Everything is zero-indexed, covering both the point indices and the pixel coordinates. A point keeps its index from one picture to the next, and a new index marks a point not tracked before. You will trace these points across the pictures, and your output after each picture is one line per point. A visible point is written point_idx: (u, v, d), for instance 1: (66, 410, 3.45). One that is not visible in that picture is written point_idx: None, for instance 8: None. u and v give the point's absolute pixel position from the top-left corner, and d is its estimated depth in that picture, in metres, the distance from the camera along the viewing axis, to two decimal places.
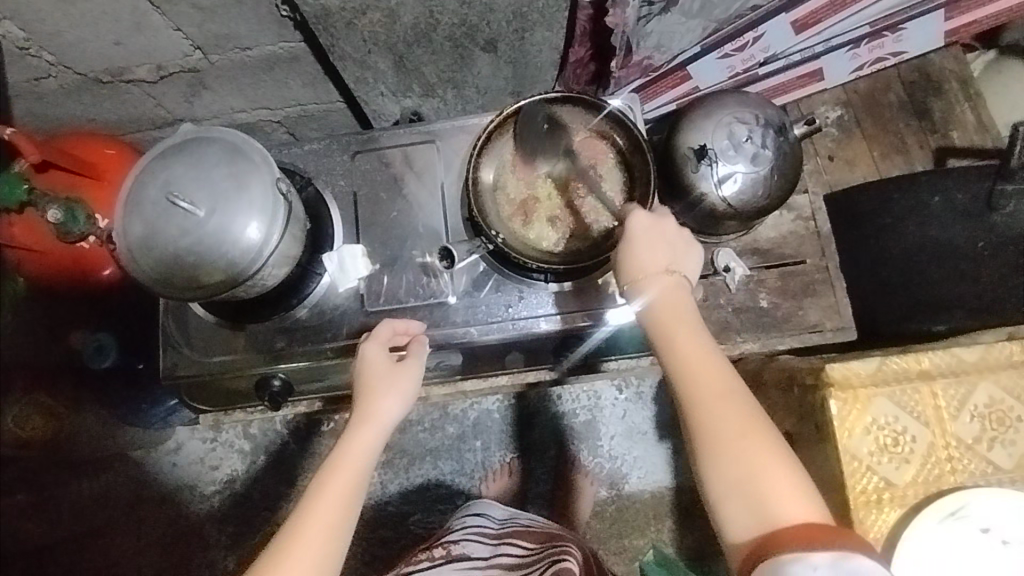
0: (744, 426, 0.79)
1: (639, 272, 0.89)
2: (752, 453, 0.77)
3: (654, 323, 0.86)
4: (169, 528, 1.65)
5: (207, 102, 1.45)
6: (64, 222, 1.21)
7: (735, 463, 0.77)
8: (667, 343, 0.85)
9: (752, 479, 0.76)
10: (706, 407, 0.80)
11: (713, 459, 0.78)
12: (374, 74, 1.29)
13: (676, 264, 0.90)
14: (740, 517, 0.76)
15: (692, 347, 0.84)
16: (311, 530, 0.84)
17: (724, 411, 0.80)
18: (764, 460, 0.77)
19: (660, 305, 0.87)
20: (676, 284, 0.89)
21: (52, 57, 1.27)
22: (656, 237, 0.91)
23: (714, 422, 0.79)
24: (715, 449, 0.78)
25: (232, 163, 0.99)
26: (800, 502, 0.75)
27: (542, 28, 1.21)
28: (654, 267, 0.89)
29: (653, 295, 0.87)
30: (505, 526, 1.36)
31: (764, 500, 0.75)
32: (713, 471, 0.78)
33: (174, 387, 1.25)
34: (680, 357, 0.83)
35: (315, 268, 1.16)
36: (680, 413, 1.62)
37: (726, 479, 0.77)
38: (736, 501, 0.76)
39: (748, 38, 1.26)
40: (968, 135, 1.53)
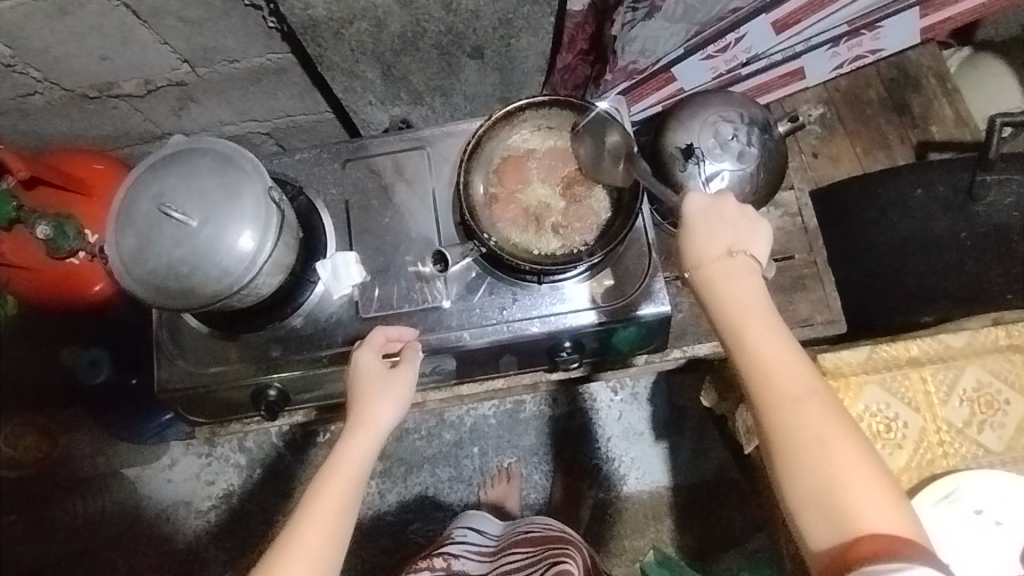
0: (824, 417, 0.74)
1: (705, 262, 0.85)
2: (832, 449, 0.73)
3: (721, 309, 0.83)
4: (166, 545, 1.63)
5: (196, 115, 1.45)
6: (54, 237, 1.22)
7: (813, 462, 0.73)
8: (737, 335, 0.81)
9: (833, 480, 0.72)
10: (780, 397, 0.76)
11: (787, 450, 0.75)
12: (362, 84, 1.30)
13: (743, 248, 0.86)
14: (816, 513, 0.72)
15: (763, 336, 0.80)
16: (312, 534, 0.84)
17: (802, 403, 0.76)
18: (844, 455, 0.73)
19: (727, 291, 0.83)
20: (744, 269, 0.84)
21: (38, 73, 1.27)
22: (720, 222, 0.87)
23: (790, 414, 0.75)
24: (791, 440, 0.75)
25: (225, 172, 0.99)
26: (882, 503, 0.71)
27: (528, 34, 1.22)
28: (720, 255, 0.85)
29: (719, 282, 0.84)
30: (503, 538, 1.38)
31: (839, 496, 0.71)
32: (786, 462, 0.75)
33: (168, 400, 1.24)
34: (750, 346, 0.80)
35: (309, 276, 1.17)
36: (675, 412, 1.63)
37: (799, 472, 0.74)
38: (815, 502, 0.72)
39: (730, 39, 1.29)
40: (948, 129, 1.56)
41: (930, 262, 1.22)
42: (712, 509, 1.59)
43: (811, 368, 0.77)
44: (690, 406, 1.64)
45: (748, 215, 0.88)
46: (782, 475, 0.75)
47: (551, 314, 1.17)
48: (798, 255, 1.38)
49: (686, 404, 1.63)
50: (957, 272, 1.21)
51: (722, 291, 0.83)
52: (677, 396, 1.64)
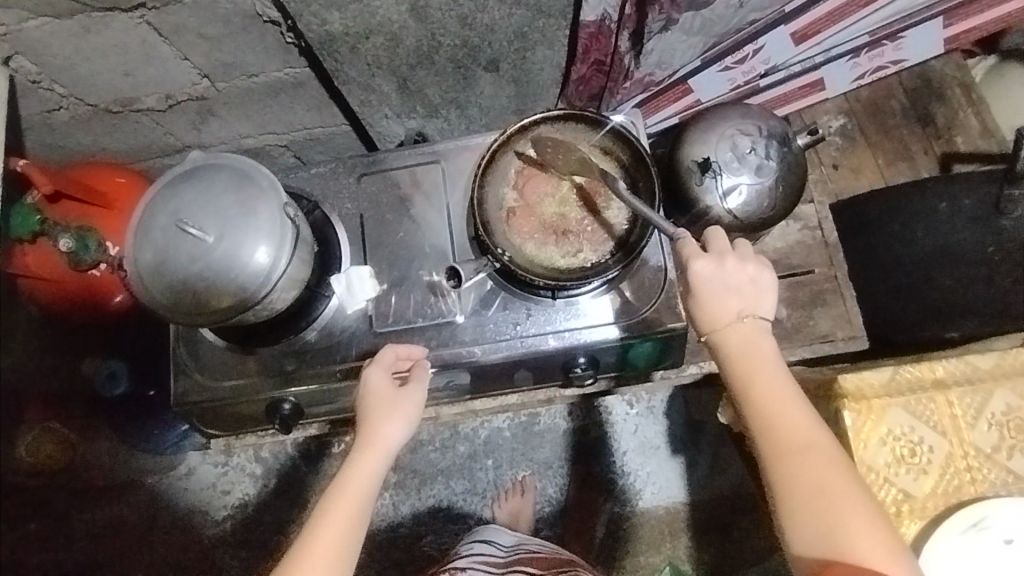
0: (822, 466, 0.77)
1: (715, 318, 0.88)
2: (829, 495, 0.76)
3: (732, 363, 0.86)
4: (182, 554, 1.64)
5: (215, 129, 1.47)
6: (75, 250, 1.23)
7: (809, 503, 0.76)
8: (743, 385, 0.84)
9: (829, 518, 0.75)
10: (780, 448, 0.79)
11: (787, 498, 0.78)
12: (378, 97, 1.31)
13: (753, 305, 0.88)
14: (812, 551, 0.75)
15: (767, 391, 0.83)
16: (315, 557, 0.84)
17: (802, 455, 0.79)
18: (841, 502, 0.75)
19: (738, 347, 0.86)
20: (754, 327, 0.87)
21: (63, 89, 1.30)
22: (728, 277, 0.88)
23: (790, 463, 0.79)
24: (790, 485, 0.78)
25: (240, 189, 1.00)
26: (876, 545, 0.73)
27: (543, 47, 1.22)
28: (730, 311, 0.87)
29: (730, 337, 0.87)
30: (512, 553, 1.33)
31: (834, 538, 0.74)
32: (785, 506, 0.78)
33: (184, 413, 1.25)
34: (754, 399, 0.83)
35: (323, 290, 1.17)
36: (692, 427, 1.61)
37: (798, 515, 0.76)
38: (811, 538, 0.75)
39: (748, 50, 1.27)
40: (973, 141, 1.52)
41: (955, 278, 1.19)
42: (730, 526, 1.56)
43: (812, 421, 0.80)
44: (708, 421, 1.61)
45: (757, 269, 0.88)
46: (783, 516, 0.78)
47: (565, 330, 1.16)
48: (818, 268, 1.37)
49: (704, 419, 1.61)
50: (983, 289, 1.18)
51: (730, 348, 0.86)
52: (694, 409, 1.62)
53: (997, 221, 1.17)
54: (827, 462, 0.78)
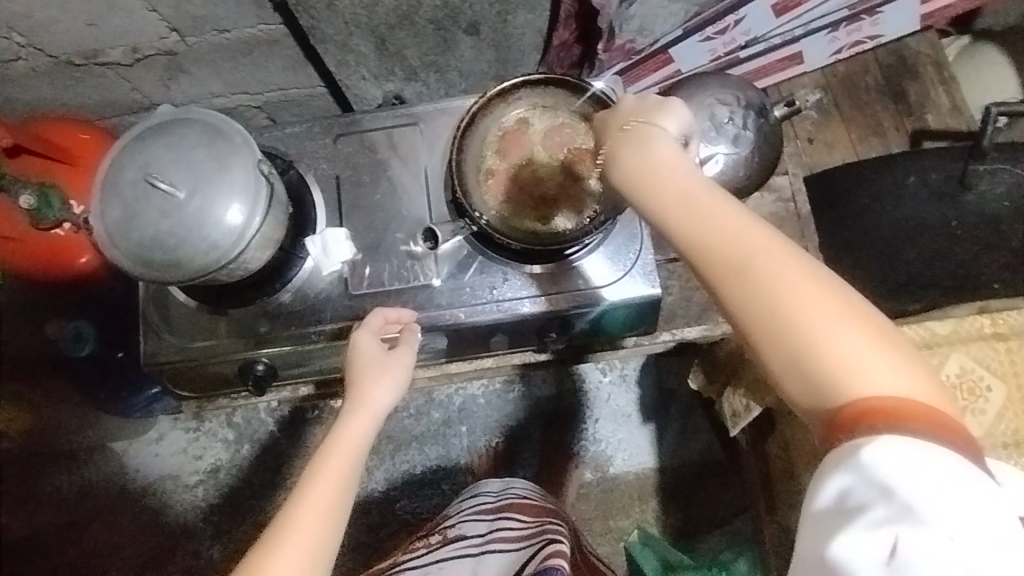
0: (785, 285, 0.64)
1: (615, 155, 0.77)
2: (801, 316, 0.63)
3: (643, 199, 0.73)
4: (153, 518, 1.64)
5: (185, 86, 1.42)
6: (37, 208, 1.18)
7: (781, 334, 0.64)
8: (665, 216, 0.71)
9: (807, 345, 0.63)
10: (731, 279, 0.66)
11: (756, 333, 0.65)
12: (356, 58, 1.28)
13: (645, 125, 0.77)
14: (802, 394, 0.64)
15: (689, 205, 0.70)
16: (310, 512, 0.85)
17: (749, 269, 0.66)
18: (814, 318, 0.63)
19: (644, 164, 0.74)
20: (655, 141, 0.75)
21: (22, 38, 1.24)
22: (619, 116, 0.81)
23: (740, 283, 0.66)
24: (753, 311, 0.65)
25: (213, 144, 0.98)
26: (874, 363, 0.62)
27: (524, 11, 1.20)
28: (623, 138, 0.77)
29: (633, 160, 0.75)
30: (500, 498, 1.33)
31: (815, 357, 0.63)
32: (760, 348, 0.65)
33: (155, 373, 1.23)
34: (681, 227, 0.70)
35: (298, 252, 1.16)
36: (663, 395, 1.64)
37: (775, 348, 0.64)
38: (798, 377, 0.63)
39: (729, 21, 1.27)
40: (943, 118, 1.55)
41: (918, 252, 1.24)
42: (697, 491, 1.61)
43: (757, 238, 0.67)
44: (679, 389, 1.65)
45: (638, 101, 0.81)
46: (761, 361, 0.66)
47: (541, 295, 1.17)
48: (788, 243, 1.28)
49: (676, 388, 1.64)
50: (944, 262, 1.23)
51: (636, 179, 0.74)
52: (665, 378, 1.65)
53: (962, 196, 1.21)
54: (778, 268, 0.65)
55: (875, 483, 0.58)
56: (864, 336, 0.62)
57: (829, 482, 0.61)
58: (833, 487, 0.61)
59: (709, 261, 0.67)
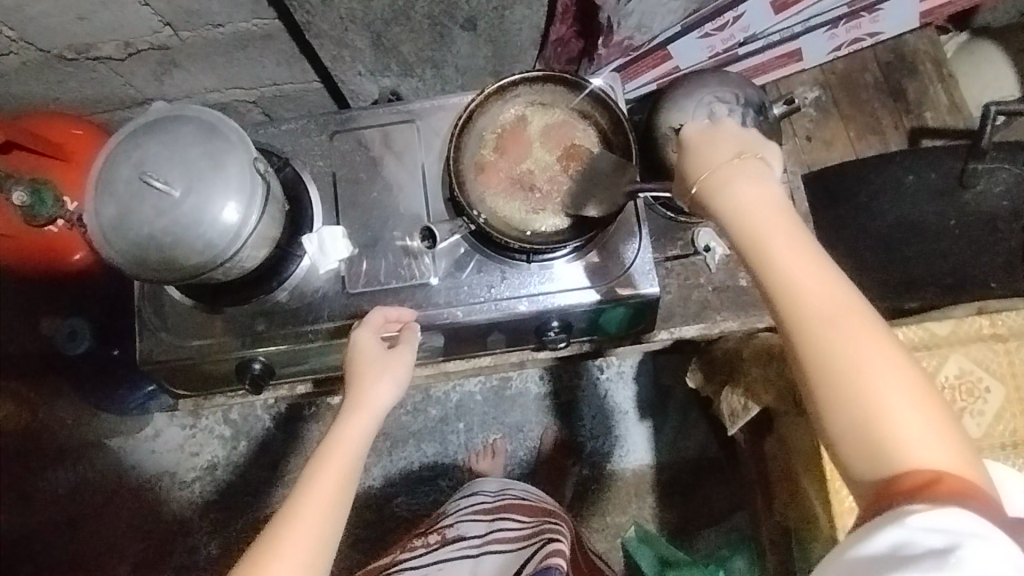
0: (863, 342, 0.66)
1: (714, 180, 0.78)
2: (871, 378, 0.66)
3: (738, 230, 0.75)
4: (150, 515, 1.63)
5: (179, 81, 1.41)
6: (31, 205, 1.16)
7: (849, 388, 0.66)
8: (758, 253, 0.73)
9: (874, 403, 0.65)
10: (813, 326, 0.68)
11: (824, 380, 0.67)
12: (352, 53, 1.26)
13: (750, 157, 0.78)
14: (853, 447, 0.66)
15: (789, 252, 0.72)
16: (308, 513, 0.85)
17: (837, 324, 0.68)
18: (884, 383, 0.65)
19: (744, 201, 0.75)
20: (761, 180, 0.77)
21: (12, 32, 1.22)
22: (719, 137, 0.81)
23: (823, 327, 0.68)
24: (825, 363, 0.67)
25: (208, 142, 0.97)
26: (932, 437, 0.64)
27: (522, 7, 1.19)
28: (724, 166, 0.78)
29: (736, 193, 0.76)
30: (499, 498, 1.34)
31: (879, 420, 0.65)
32: (820, 396, 0.68)
33: (151, 372, 1.23)
34: (773, 265, 0.71)
35: (294, 250, 1.15)
36: (660, 392, 1.65)
37: (838, 400, 0.66)
38: (855, 431, 0.65)
39: (728, 17, 1.26)
40: (941, 116, 1.55)
41: (916, 250, 1.24)
42: (694, 488, 1.62)
43: (845, 291, 0.69)
44: (676, 386, 1.65)
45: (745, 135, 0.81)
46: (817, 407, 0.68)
47: (538, 293, 1.16)
48: None
49: (673, 385, 1.65)
50: (941, 261, 1.23)
51: (734, 211, 0.75)
52: (662, 375, 1.65)
53: (960, 194, 1.22)
54: (863, 328, 0.67)
55: (927, 541, 0.59)
56: (929, 408, 0.65)
57: (878, 536, 0.61)
58: (880, 538, 0.61)
59: (793, 305, 0.69)
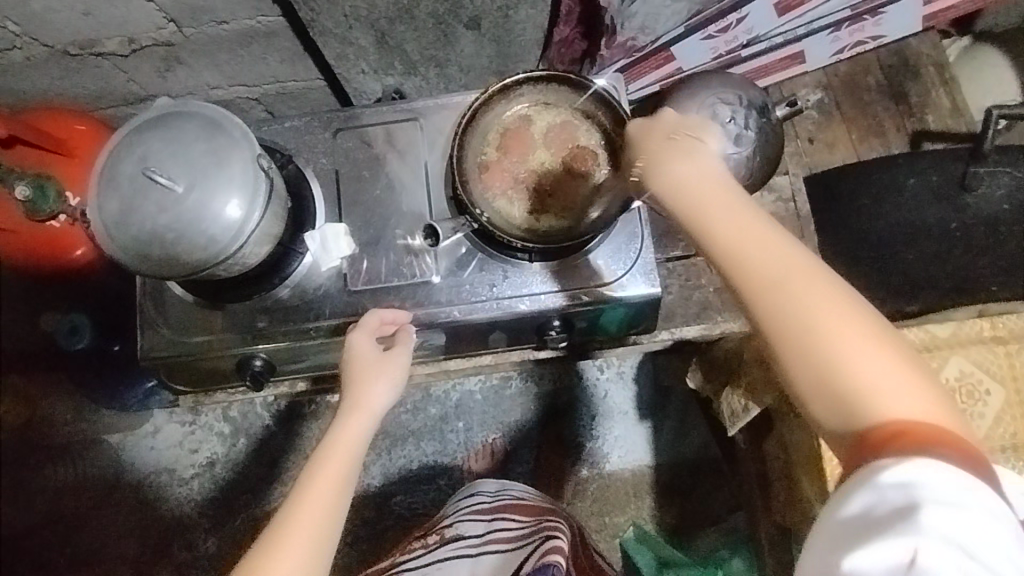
0: (815, 297, 0.69)
1: (657, 167, 0.80)
2: (830, 332, 0.68)
3: (683, 209, 0.76)
4: (149, 512, 1.64)
5: (182, 77, 1.41)
6: (33, 200, 1.16)
7: (810, 347, 0.68)
8: (708, 227, 0.74)
9: (836, 357, 0.67)
10: (764, 291, 0.70)
11: (784, 343, 0.69)
12: (356, 51, 1.27)
13: (684, 140, 0.81)
14: (827, 405, 0.68)
15: (735, 221, 0.73)
16: (308, 514, 0.85)
17: (785, 283, 0.70)
18: (844, 335, 0.67)
19: (683, 175, 0.78)
20: (700, 156, 0.79)
21: (16, 27, 1.22)
22: (656, 128, 0.85)
23: (773, 293, 0.70)
24: (782, 330, 0.69)
25: (211, 138, 0.97)
26: (898, 383, 0.66)
27: (526, 6, 1.19)
28: (664, 151, 0.81)
29: (674, 169, 0.78)
30: (498, 498, 1.32)
31: (840, 372, 0.67)
32: (786, 361, 0.69)
33: (152, 368, 1.23)
34: (721, 238, 0.73)
35: (297, 247, 1.14)
36: (660, 393, 1.65)
37: (800, 362, 0.68)
38: (823, 388, 0.67)
39: (731, 19, 1.27)
40: (943, 120, 1.56)
41: (917, 253, 1.24)
42: (694, 489, 1.62)
43: (789, 253, 0.71)
44: (676, 387, 1.65)
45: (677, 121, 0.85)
46: (785, 372, 0.70)
47: (540, 293, 1.16)
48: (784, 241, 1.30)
49: (673, 386, 1.65)
50: (943, 264, 1.23)
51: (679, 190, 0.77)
52: (663, 376, 1.65)
53: (962, 198, 1.22)
54: (809, 282, 0.69)
55: (897, 496, 0.62)
56: (887, 353, 0.67)
57: (855, 496, 0.64)
58: (855, 498, 0.64)
59: (744, 278, 0.71)
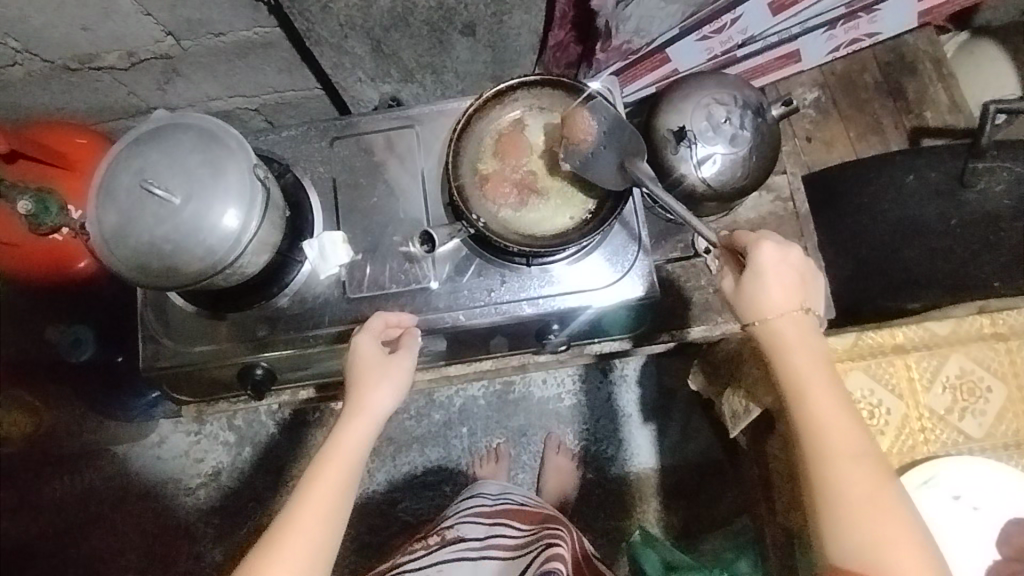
0: (872, 471, 0.81)
1: (771, 310, 0.89)
2: (876, 505, 0.80)
3: (784, 362, 0.87)
4: (155, 522, 1.64)
5: (182, 89, 1.42)
6: (35, 214, 1.16)
7: (855, 505, 0.80)
8: (800, 388, 0.86)
9: (874, 522, 0.79)
10: (833, 450, 0.82)
11: (834, 496, 0.81)
12: (352, 60, 1.27)
13: (807, 306, 0.90)
14: (854, 551, 0.79)
15: (824, 393, 0.85)
16: (308, 518, 0.85)
17: (856, 453, 0.82)
18: (888, 512, 0.80)
19: (791, 345, 0.88)
20: (809, 330, 0.89)
21: (17, 43, 1.23)
22: (788, 275, 0.89)
23: (841, 455, 0.82)
24: (838, 484, 0.81)
25: (208, 149, 0.97)
26: (919, 559, 0.78)
27: (520, 11, 1.20)
28: (786, 306, 0.89)
29: (784, 338, 0.88)
30: (500, 503, 1.33)
31: (880, 535, 0.79)
32: (831, 507, 0.81)
33: (155, 378, 1.24)
34: (809, 397, 0.85)
35: (295, 255, 1.14)
36: (664, 395, 1.64)
37: (845, 512, 0.80)
38: (857, 539, 0.79)
39: (726, 20, 1.27)
40: (941, 116, 1.55)
41: (918, 250, 1.24)
42: (699, 491, 1.61)
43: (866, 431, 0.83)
44: (680, 389, 1.64)
45: (809, 272, 0.91)
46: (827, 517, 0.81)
47: (539, 297, 1.16)
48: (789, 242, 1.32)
49: (676, 387, 1.64)
50: (944, 261, 1.22)
51: (780, 343, 0.88)
52: (665, 377, 1.65)
53: (961, 194, 1.21)
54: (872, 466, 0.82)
55: None
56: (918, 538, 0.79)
57: None
58: None
59: (821, 436, 0.83)
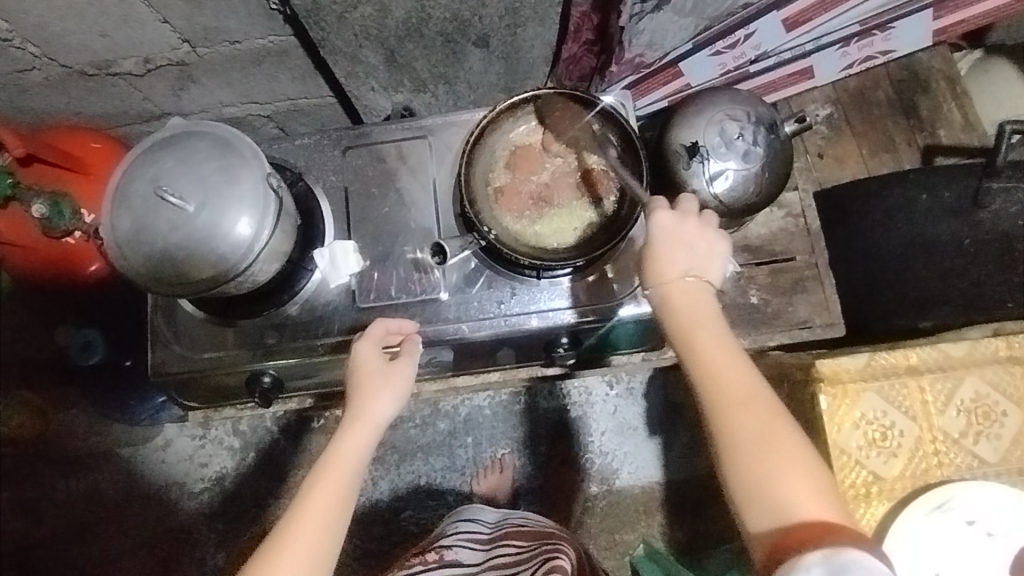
0: (764, 420, 0.79)
1: (662, 273, 0.90)
2: (773, 454, 0.78)
3: (676, 321, 0.88)
4: (158, 526, 1.64)
5: (196, 95, 1.43)
6: (49, 217, 1.17)
7: (750, 454, 0.78)
8: (690, 342, 0.86)
9: (769, 472, 0.77)
10: (726, 402, 0.81)
11: (733, 451, 0.79)
12: (365, 69, 1.28)
13: (700, 266, 0.91)
14: (756, 508, 0.76)
15: (711, 345, 0.85)
16: (308, 525, 0.84)
17: (750, 404, 0.81)
18: (785, 461, 0.77)
19: (685, 304, 0.88)
20: (701, 289, 0.90)
21: (37, 49, 1.25)
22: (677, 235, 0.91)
23: (734, 408, 0.80)
24: (732, 438, 0.79)
25: (222, 157, 0.98)
26: (818, 502, 0.75)
27: (535, 24, 1.21)
28: (678, 269, 0.90)
29: (679, 299, 0.88)
30: (498, 527, 1.35)
31: (778, 485, 0.76)
32: (731, 463, 0.79)
33: (162, 384, 1.24)
34: (699, 351, 0.85)
35: (306, 264, 1.16)
36: (670, 408, 1.63)
37: (743, 466, 0.78)
38: (755, 492, 0.77)
39: (740, 35, 1.27)
40: (955, 134, 1.55)
41: (931, 269, 1.23)
42: (705, 507, 1.60)
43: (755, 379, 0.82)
44: (687, 402, 1.63)
45: (705, 231, 0.93)
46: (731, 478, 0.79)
47: (549, 310, 1.16)
48: (799, 255, 1.36)
49: (683, 401, 1.63)
50: (958, 280, 1.22)
51: (674, 302, 0.88)
52: (672, 391, 1.64)
53: (975, 214, 1.20)
54: (771, 416, 0.80)
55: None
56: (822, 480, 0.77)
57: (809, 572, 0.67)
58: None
59: (714, 390, 0.82)
